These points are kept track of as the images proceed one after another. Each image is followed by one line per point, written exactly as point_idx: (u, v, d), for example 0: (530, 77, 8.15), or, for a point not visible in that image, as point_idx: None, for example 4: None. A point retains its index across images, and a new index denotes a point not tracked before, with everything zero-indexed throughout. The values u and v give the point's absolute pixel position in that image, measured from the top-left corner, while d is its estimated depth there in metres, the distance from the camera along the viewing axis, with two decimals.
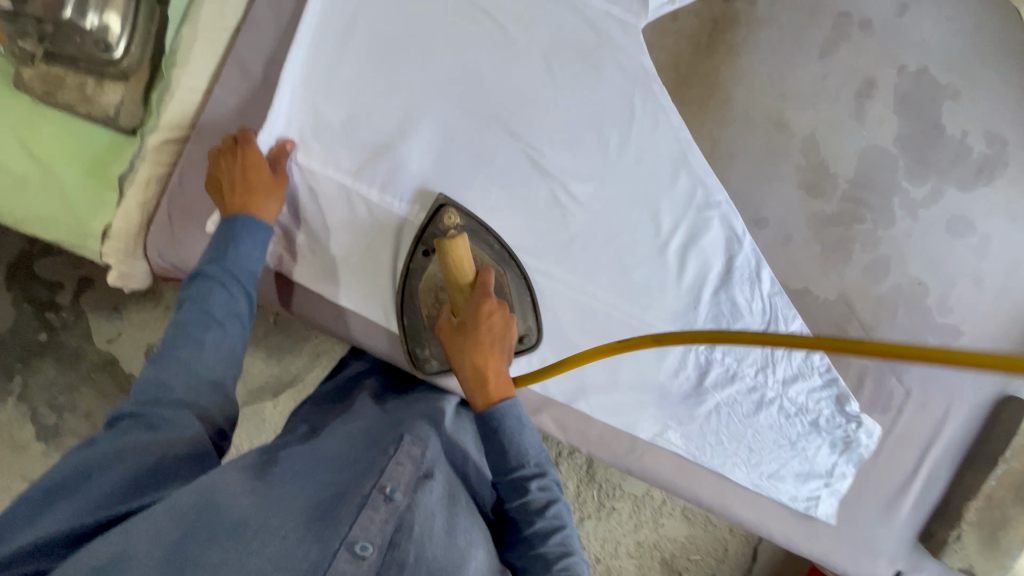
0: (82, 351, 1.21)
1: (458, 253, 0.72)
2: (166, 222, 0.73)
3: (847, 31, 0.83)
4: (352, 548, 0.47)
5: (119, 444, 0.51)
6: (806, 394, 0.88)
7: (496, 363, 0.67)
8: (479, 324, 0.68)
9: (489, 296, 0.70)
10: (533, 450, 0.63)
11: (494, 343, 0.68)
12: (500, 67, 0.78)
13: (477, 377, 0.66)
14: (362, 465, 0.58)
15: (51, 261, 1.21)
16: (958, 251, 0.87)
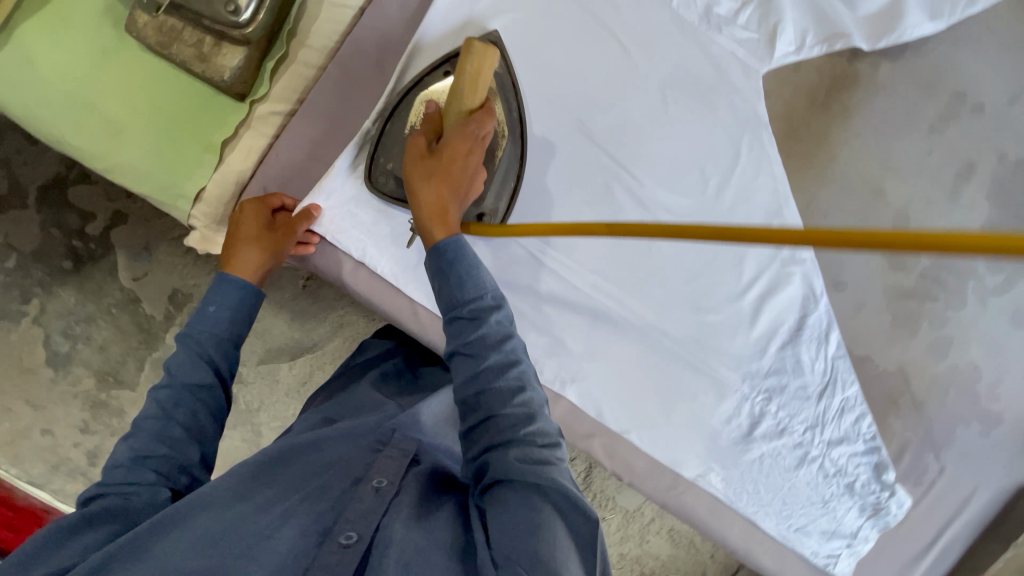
0: (105, 287, 1.16)
1: (478, 64, 0.62)
2: (259, 194, 0.72)
3: (957, 111, 0.82)
4: (337, 539, 0.46)
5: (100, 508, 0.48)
6: (847, 457, 0.88)
7: (453, 198, 0.59)
8: (455, 157, 0.60)
9: (478, 137, 0.62)
10: (487, 288, 0.55)
11: (460, 182, 0.60)
12: (614, 90, 0.77)
13: (431, 206, 0.58)
14: (348, 451, 0.56)
15: (86, 189, 1.16)
16: (1018, 342, 0.89)
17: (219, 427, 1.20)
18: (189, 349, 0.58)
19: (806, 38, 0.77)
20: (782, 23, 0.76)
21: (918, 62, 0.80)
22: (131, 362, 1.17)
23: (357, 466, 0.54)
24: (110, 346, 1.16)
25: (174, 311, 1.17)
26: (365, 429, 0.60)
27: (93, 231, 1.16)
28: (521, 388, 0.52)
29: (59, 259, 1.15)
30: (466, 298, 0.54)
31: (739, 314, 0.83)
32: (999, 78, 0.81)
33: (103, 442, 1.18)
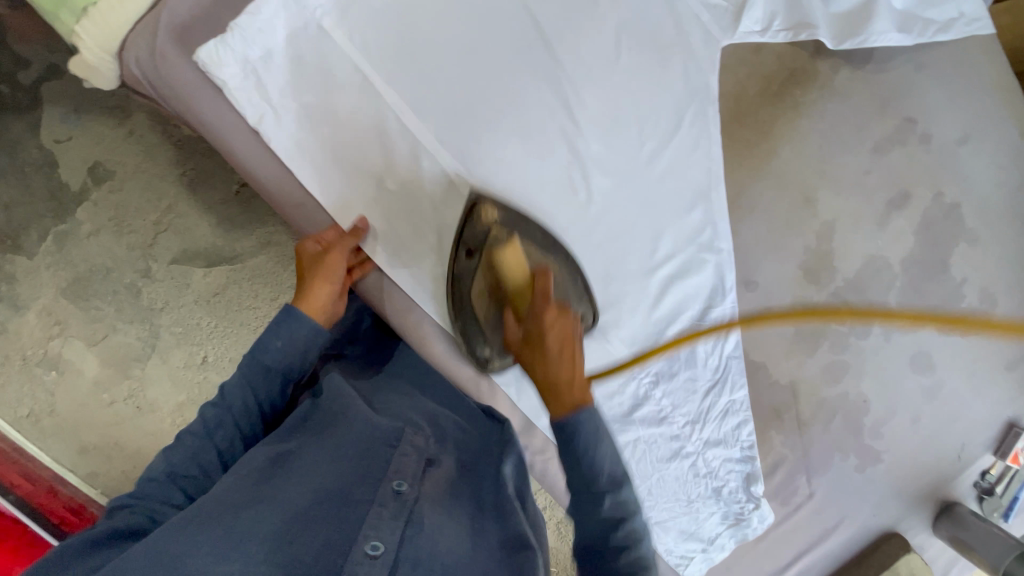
0: (20, 142, 1.02)
1: (507, 265, 0.62)
2: (153, 25, 0.65)
3: (905, 137, 0.81)
4: (363, 548, 0.46)
5: (124, 526, 0.49)
6: (720, 460, 0.86)
7: (573, 369, 0.52)
8: (547, 334, 0.53)
9: (552, 303, 0.55)
10: (608, 464, 0.50)
11: (569, 352, 0.53)
12: (569, 22, 0.72)
13: (562, 386, 0.51)
14: (357, 446, 0.57)
15: (26, 32, 1.02)
16: (913, 385, 0.88)
17: (112, 320, 1.05)
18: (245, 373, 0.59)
19: (772, 22, 0.76)
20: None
21: (879, 78, 0.79)
22: (34, 230, 1.02)
23: (375, 462, 0.55)
24: (14, 207, 1.01)
25: (91, 185, 1.04)
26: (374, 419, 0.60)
27: (24, 80, 1.02)
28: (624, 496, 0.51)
29: None
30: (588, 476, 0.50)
31: (644, 289, 0.80)
32: (950, 115, 0.81)
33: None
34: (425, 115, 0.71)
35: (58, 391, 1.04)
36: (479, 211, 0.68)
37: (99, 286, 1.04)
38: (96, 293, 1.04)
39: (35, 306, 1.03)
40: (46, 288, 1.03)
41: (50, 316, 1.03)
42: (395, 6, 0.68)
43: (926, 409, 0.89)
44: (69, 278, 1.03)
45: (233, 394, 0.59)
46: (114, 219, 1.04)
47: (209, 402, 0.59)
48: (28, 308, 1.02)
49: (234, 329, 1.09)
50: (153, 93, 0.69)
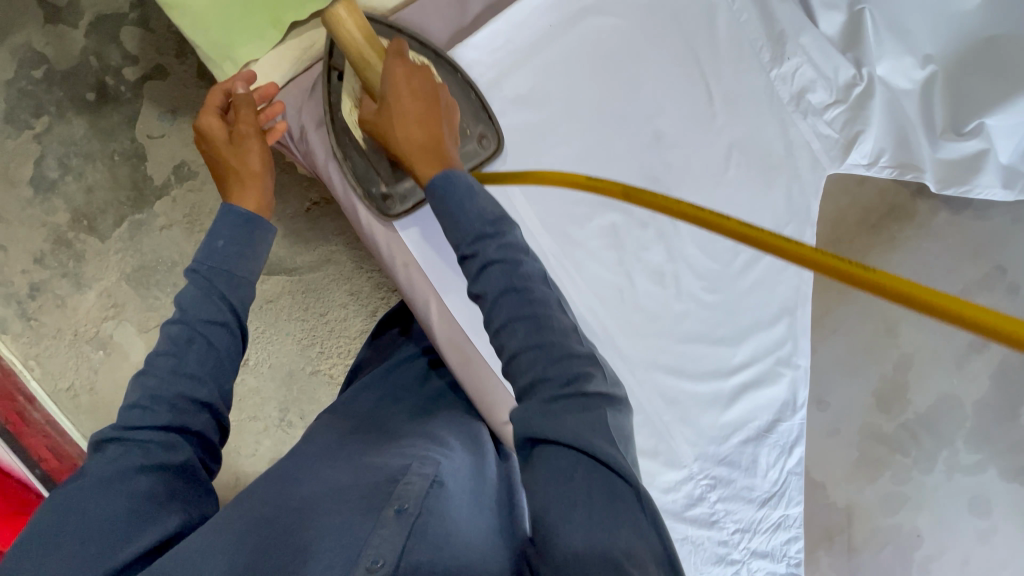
0: (115, 130, 1.05)
1: (344, 25, 0.60)
2: (306, 88, 0.70)
3: (994, 284, 0.82)
4: (364, 562, 0.45)
5: (116, 471, 0.45)
6: (764, 572, 0.84)
7: (434, 131, 0.58)
8: (399, 89, 0.58)
9: (403, 57, 0.60)
10: (485, 211, 0.51)
11: (427, 107, 0.59)
12: (686, 132, 0.75)
13: (419, 144, 0.57)
14: (364, 484, 0.52)
15: (140, 32, 1.05)
16: (968, 529, 0.87)
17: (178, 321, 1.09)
18: (206, 287, 0.53)
19: (881, 157, 0.77)
20: (866, 134, 0.75)
21: (975, 226, 0.81)
22: (110, 216, 1.05)
23: (374, 488, 0.51)
24: (98, 190, 1.05)
25: (173, 182, 1.07)
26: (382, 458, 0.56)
27: (130, 75, 1.05)
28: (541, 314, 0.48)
29: (83, 89, 1.04)
30: (469, 229, 0.50)
31: (717, 391, 0.80)
32: None
33: (50, 281, 1.05)
34: (534, 197, 0.74)
35: (101, 370, 1.06)
36: None
37: (161, 277, 1.07)
38: (157, 283, 1.07)
39: (97, 287, 1.06)
40: (111, 271, 1.06)
41: (108, 298, 1.06)
42: (529, 96, 0.72)
43: (980, 556, 0.87)
44: (134, 265, 1.06)
45: (203, 311, 0.52)
46: (188, 218, 1.07)
47: (169, 321, 0.51)
48: (89, 288, 1.05)
49: (283, 339, 1.12)
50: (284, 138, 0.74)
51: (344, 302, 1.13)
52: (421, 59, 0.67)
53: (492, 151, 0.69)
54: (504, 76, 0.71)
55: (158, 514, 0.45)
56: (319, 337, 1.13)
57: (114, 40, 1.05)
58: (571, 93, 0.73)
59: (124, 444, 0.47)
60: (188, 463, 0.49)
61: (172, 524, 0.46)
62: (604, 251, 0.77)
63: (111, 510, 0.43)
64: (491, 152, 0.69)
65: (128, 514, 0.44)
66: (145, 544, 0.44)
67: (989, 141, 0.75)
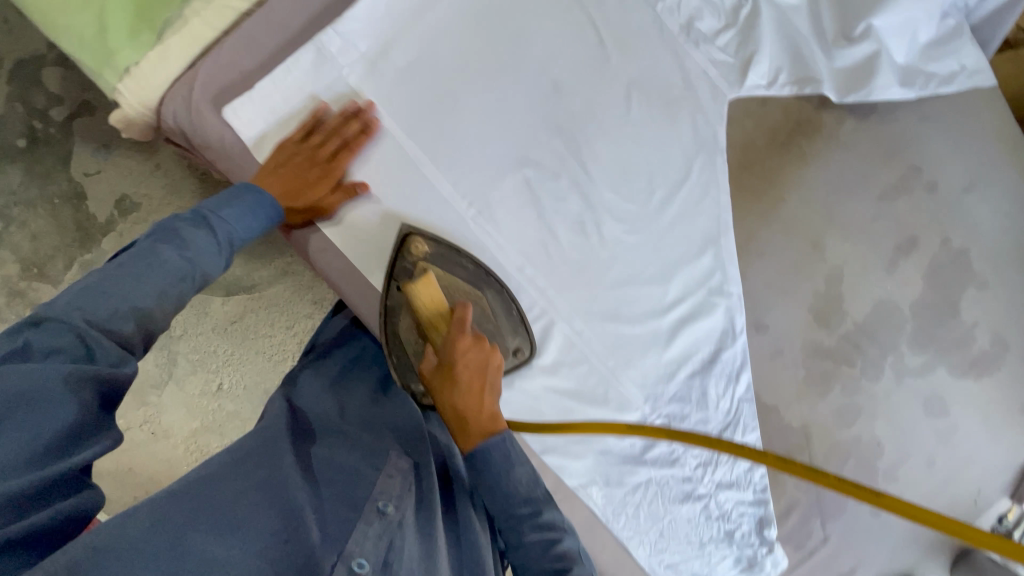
0: (51, 174, 1.04)
1: (420, 296, 0.66)
2: (191, 87, 0.69)
3: (912, 185, 0.83)
4: (349, 564, 0.51)
5: (62, 371, 0.42)
6: (732, 503, 0.86)
7: (481, 404, 0.59)
8: (456, 365, 0.60)
9: (463, 334, 0.62)
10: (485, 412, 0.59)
11: (480, 379, 0.60)
12: (582, 78, 0.75)
13: (469, 418, 0.58)
14: (349, 476, 0.58)
15: (61, 72, 1.05)
16: (925, 429, 0.88)
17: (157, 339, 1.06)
18: (206, 239, 0.55)
19: (779, 75, 0.78)
20: (759, 54, 0.76)
21: (883, 128, 0.82)
22: (60, 259, 1.03)
23: (362, 487, 0.58)
24: (44, 237, 1.03)
25: (117, 217, 1.05)
26: (359, 443, 0.62)
27: (58, 116, 1.05)
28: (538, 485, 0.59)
29: (13, 137, 1.03)
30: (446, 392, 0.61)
31: (658, 330, 0.81)
32: (959, 163, 0.84)
33: (8, 334, 1.01)
34: (444, 164, 0.73)
35: None
36: (404, 249, 0.70)
37: None
38: None
39: None
40: None
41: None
42: (418, 62, 0.72)
43: (940, 453, 0.88)
44: None
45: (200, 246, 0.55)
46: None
47: (174, 250, 0.52)
48: None
49: (250, 357, 1.09)
50: (187, 143, 0.73)
51: (310, 311, 1.12)
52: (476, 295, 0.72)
53: (525, 361, 0.76)
54: (391, 45, 0.71)
55: (97, 431, 0.44)
56: (292, 352, 1.10)
57: (32, 81, 1.04)
58: (461, 54, 0.73)
59: (71, 337, 0.44)
60: (132, 377, 0.48)
61: (107, 445, 0.45)
62: (520, 209, 0.76)
63: (58, 415, 0.41)
64: (525, 360, 0.76)
65: (76, 424, 0.42)
66: (83, 461, 0.43)
67: (879, 42, 0.76)
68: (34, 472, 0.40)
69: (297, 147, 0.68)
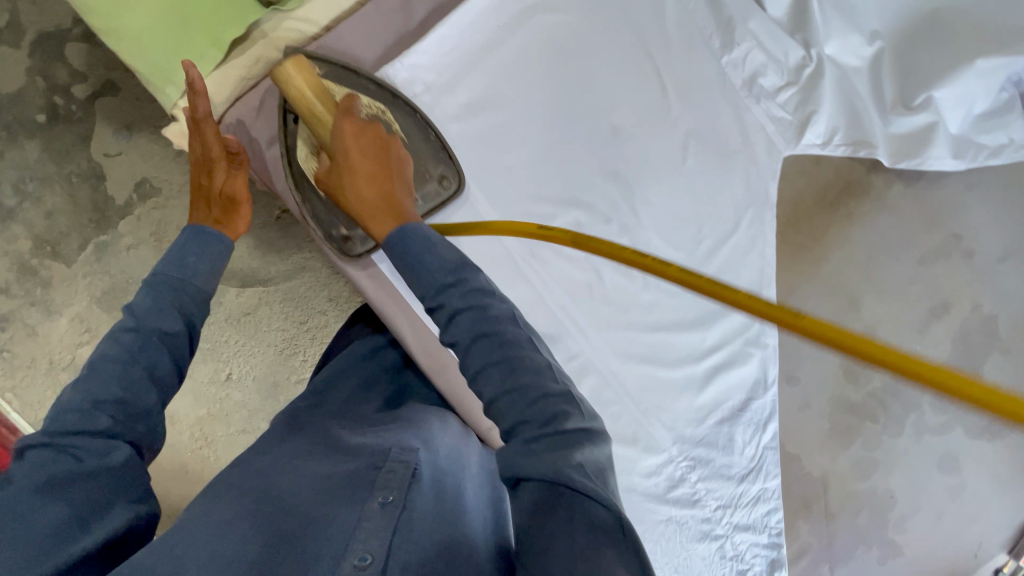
0: (69, 153, 1.01)
1: (294, 84, 0.58)
2: (254, 107, 0.69)
3: (949, 252, 0.85)
4: (351, 560, 0.43)
5: (40, 477, 0.41)
6: (747, 544, 0.87)
7: (386, 189, 0.53)
8: (348, 149, 0.54)
9: (350, 116, 0.56)
10: (446, 261, 0.49)
11: (382, 166, 0.54)
12: (644, 123, 0.76)
13: (373, 204, 0.52)
14: (344, 475, 0.51)
15: (86, 48, 1.02)
16: (937, 486, 0.91)
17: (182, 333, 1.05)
18: (164, 296, 0.53)
19: (834, 136, 0.78)
20: (818, 115, 0.77)
21: (929, 195, 0.84)
22: (74, 239, 1.02)
23: (358, 480, 0.50)
24: (59, 215, 1.02)
25: (135, 200, 1.03)
26: (352, 447, 0.55)
27: (80, 94, 1.02)
28: (484, 302, 0.48)
29: (33, 111, 1.00)
30: (433, 281, 0.48)
31: (692, 374, 0.82)
32: (997, 234, 0.85)
33: (18, 310, 1.02)
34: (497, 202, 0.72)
35: None
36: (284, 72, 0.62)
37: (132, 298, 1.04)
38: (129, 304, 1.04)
39: (67, 313, 1.03)
40: (80, 296, 1.03)
41: (81, 323, 1.03)
42: (482, 99, 0.72)
43: (948, 508, 0.91)
44: (103, 288, 1.03)
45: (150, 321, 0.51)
46: (155, 236, 1.04)
47: (122, 327, 0.50)
48: (59, 314, 1.02)
49: (264, 351, 1.08)
50: None
51: (324, 308, 1.10)
52: (377, 106, 0.65)
53: (453, 194, 0.69)
54: (456, 80, 0.70)
55: (96, 521, 0.41)
56: (303, 345, 1.09)
57: (56, 57, 1.01)
58: (527, 94, 0.73)
59: (51, 448, 0.43)
60: (129, 462, 0.45)
61: (117, 525, 0.42)
62: (571, 250, 0.78)
63: (44, 518, 0.39)
64: (452, 192, 0.69)
65: (66, 519, 0.40)
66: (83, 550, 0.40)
67: (937, 113, 0.76)
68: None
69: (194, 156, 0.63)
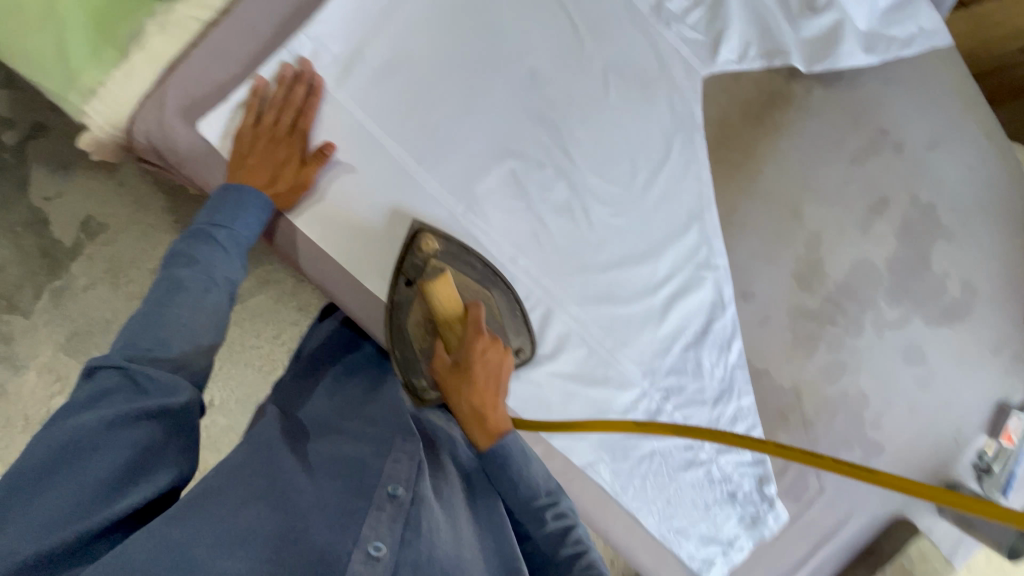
0: (8, 202, 0.98)
1: (439, 298, 0.67)
2: (159, 103, 0.67)
3: (880, 148, 0.87)
4: (365, 549, 0.49)
5: (114, 411, 0.44)
6: (732, 465, 0.91)
7: (493, 402, 0.63)
8: (474, 363, 0.64)
9: (483, 334, 0.66)
10: (541, 484, 0.63)
11: (489, 382, 0.64)
12: (560, 62, 0.76)
13: (479, 412, 0.63)
14: (355, 467, 0.56)
15: (8, 93, 1.00)
16: (906, 377, 0.92)
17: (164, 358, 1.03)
18: (211, 246, 0.56)
19: (749, 50, 0.82)
20: (728, 31, 0.80)
21: (849, 94, 0.86)
22: (28, 289, 0.98)
23: (370, 470, 0.55)
24: (7, 268, 0.98)
25: (84, 240, 1.00)
26: (355, 437, 0.60)
27: (10, 140, 0.99)
28: (557, 499, 0.63)
29: None
30: (525, 496, 0.61)
31: (650, 304, 0.83)
32: (921, 124, 0.88)
33: None
34: (428, 163, 0.73)
35: None
36: (415, 242, 0.70)
37: (100, 338, 1.00)
38: (95, 347, 1.00)
39: (35, 365, 0.98)
40: (44, 345, 0.99)
41: (50, 373, 0.98)
42: (394, 60, 0.71)
43: (920, 399, 0.93)
44: (66, 334, 0.99)
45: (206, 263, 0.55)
46: (108, 272, 1.00)
47: (186, 268, 0.54)
48: (27, 367, 0.98)
49: (240, 371, 1.06)
50: (162, 160, 0.72)
51: (295, 318, 1.09)
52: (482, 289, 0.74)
53: (526, 361, 0.78)
54: (365, 44, 0.70)
55: (150, 468, 0.45)
56: (281, 361, 1.07)
57: None
58: (437, 50, 0.73)
59: (122, 380, 0.46)
60: (192, 402, 0.48)
61: (165, 479, 0.46)
62: (509, 202, 0.76)
63: (111, 456, 0.43)
64: (525, 359, 0.78)
65: (129, 460, 0.44)
66: (140, 497, 0.44)
67: (841, 13, 0.83)
68: (93, 515, 0.41)
69: (253, 129, 0.65)
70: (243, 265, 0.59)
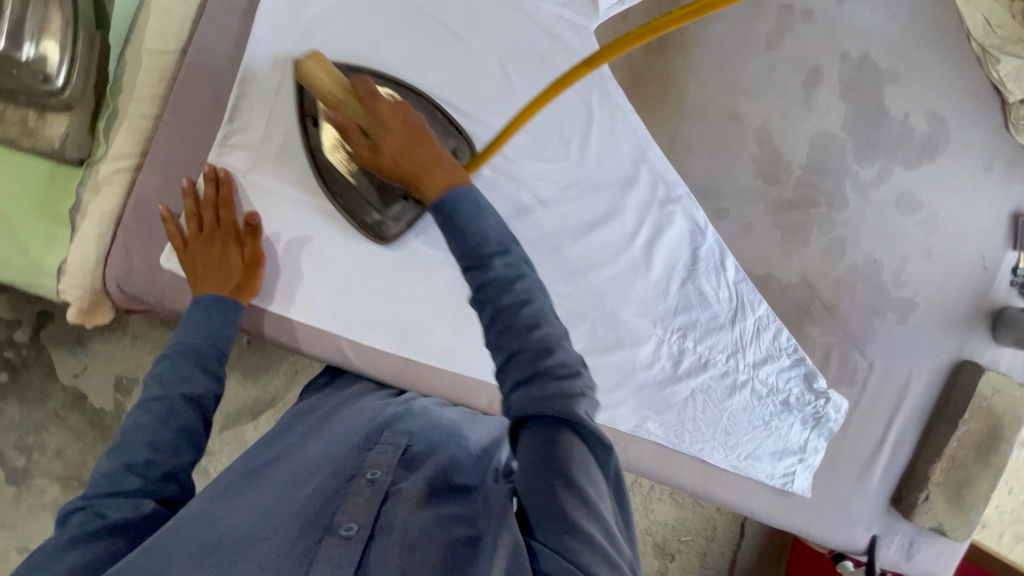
0: (47, 392, 1.05)
1: (316, 73, 0.62)
2: (123, 255, 0.73)
3: (789, 23, 0.88)
4: (338, 531, 0.46)
5: (77, 533, 0.46)
6: (775, 374, 0.89)
7: (418, 141, 0.54)
8: (383, 116, 0.56)
9: (377, 92, 0.58)
10: (490, 230, 0.48)
11: (411, 125, 0.55)
12: (454, 72, 0.78)
13: (413, 160, 0.53)
14: (337, 465, 0.56)
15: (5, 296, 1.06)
16: (909, 226, 0.91)
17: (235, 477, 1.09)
18: (183, 364, 0.59)
19: None
20: None
21: None
22: (92, 461, 1.04)
23: (350, 464, 0.56)
24: (67, 450, 1.05)
25: (122, 399, 1.06)
26: (342, 443, 0.60)
27: (23, 337, 1.06)
28: (522, 273, 0.48)
29: None
30: (471, 243, 0.48)
31: (633, 256, 0.84)
32: None
33: None
34: None
35: None
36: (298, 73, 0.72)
37: None
38: None
39: None
40: None
41: None
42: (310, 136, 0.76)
43: (933, 242, 0.91)
44: None
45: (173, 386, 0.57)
46: None
47: (153, 397, 0.56)
48: None
49: None
50: (146, 304, 0.77)
51: None
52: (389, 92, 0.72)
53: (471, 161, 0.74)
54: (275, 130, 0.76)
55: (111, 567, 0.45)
56: None
57: None
58: None
59: (85, 510, 0.49)
60: (155, 515, 0.50)
61: None
62: None
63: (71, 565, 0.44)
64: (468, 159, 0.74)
65: (89, 565, 0.45)
66: None
67: None
68: None
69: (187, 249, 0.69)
70: (217, 375, 0.61)
